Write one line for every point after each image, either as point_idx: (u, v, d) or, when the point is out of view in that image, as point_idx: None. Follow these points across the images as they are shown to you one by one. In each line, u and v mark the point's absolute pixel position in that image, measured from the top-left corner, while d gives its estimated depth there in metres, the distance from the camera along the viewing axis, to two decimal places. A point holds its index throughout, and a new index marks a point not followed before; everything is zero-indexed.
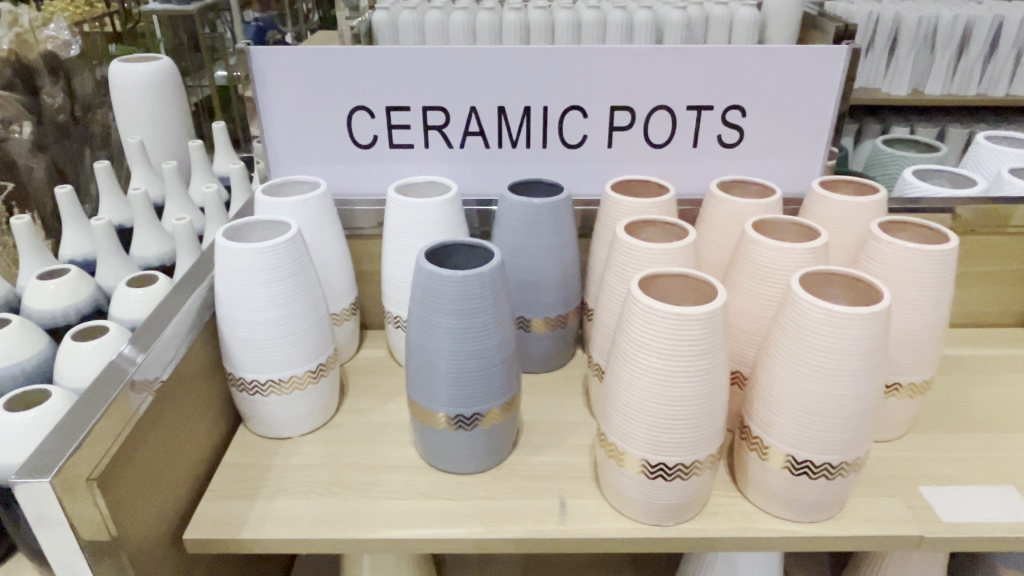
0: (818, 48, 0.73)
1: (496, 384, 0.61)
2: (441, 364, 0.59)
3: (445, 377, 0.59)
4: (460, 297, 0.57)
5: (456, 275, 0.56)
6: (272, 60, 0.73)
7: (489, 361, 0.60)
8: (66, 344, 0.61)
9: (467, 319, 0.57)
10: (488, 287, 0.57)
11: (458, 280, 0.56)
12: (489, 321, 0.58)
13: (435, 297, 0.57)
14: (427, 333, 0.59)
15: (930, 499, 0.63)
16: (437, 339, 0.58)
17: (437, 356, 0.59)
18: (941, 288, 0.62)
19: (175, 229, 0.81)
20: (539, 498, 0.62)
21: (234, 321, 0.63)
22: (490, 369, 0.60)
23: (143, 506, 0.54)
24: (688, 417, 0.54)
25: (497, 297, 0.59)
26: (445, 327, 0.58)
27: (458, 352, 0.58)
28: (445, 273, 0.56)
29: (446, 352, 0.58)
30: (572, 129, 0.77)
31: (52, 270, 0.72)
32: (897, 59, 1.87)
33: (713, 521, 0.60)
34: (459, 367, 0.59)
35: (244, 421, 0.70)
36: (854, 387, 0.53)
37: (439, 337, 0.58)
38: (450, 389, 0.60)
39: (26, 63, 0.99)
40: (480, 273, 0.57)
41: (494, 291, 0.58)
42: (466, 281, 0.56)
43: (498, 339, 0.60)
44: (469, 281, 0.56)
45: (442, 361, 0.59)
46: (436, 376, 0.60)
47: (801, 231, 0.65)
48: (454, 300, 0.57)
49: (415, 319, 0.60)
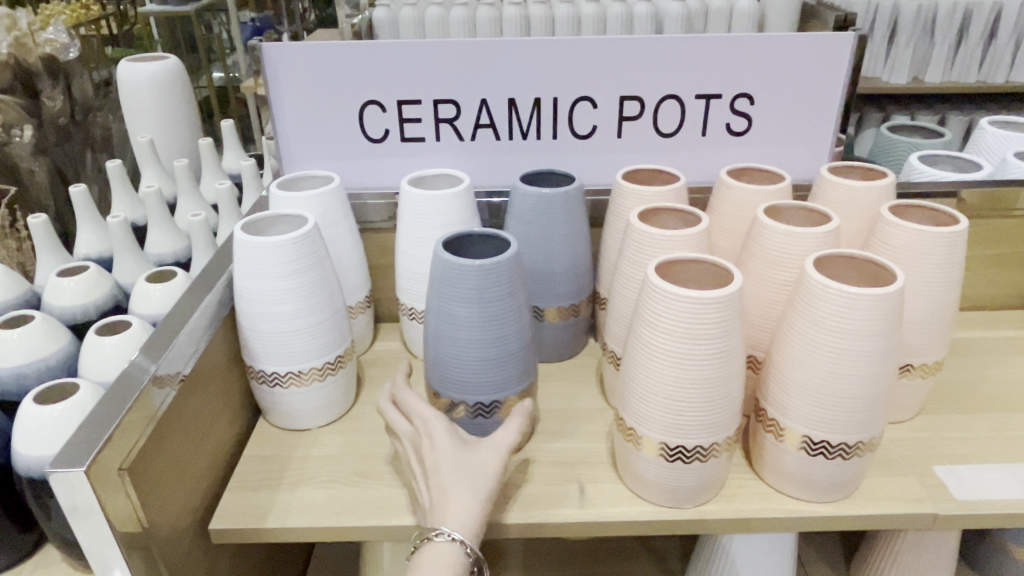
0: (827, 35, 0.73)
1: (515, 373, 0.62)
2: (460, 353, 0.60)
3: (464, 364, 0.60)
4: (477, 286, 0.57)
5: (475, 264, 0.57)
6: (284, 55, 0.73)
7: (508, 349, 0.60)
8: (90, 339, 0.61)
9: (487, 307, 0.58)
10: (506, 273, 0.58)
11: (475, 269, 0.57)
12: (507, 309, 0.59)
13: (454, 287, 0.58)
14: (445, 323, 0.60)
15: (944, 478, 0.63)
16: (455, 328, 0.59)
17: (455, 344, 0.60)
18: (952, 270, 0.63)
19: (190, 225, 0.82)
20: (557, 484, 0.63)
21: (253, 313, 0.63)
22: (506, 356, 0.61)
23: (169, 498, 0.55)
24: (705, 400, 0.54)
25: (514, 286, 0.59)
26: (464, 316, 0.59)
27: (478, 340, 0.59)
28: (462, 262, 0.57)
29: (466, 341, 0.59)
30: (581, 120, 0.78)
31: (71, 268, 0.72)
32: (894, 48, 1.88)
33: (730, 502, 0.61)
34: (479, 354, 0.60)
35: (264, 415, 0.71)
36: (868, 367, 0.54)
37: (457, 325, 0.59)
38: (470, 376, 0.61)
39: (26, 67, 0.98)
40: (495, 261, 0.58)
41: (511, 279, 0.59)
42: (482, 270, 0.57)
43: (516, 328, 0.60)
44: (487, 268, 0.57)
45: (461, 349, 0.60)
46: (455, 364, 0.60)
47: (811, 215, 0.65)
48: (471, 289, 0.58)
49: (433, 310, 0.60)
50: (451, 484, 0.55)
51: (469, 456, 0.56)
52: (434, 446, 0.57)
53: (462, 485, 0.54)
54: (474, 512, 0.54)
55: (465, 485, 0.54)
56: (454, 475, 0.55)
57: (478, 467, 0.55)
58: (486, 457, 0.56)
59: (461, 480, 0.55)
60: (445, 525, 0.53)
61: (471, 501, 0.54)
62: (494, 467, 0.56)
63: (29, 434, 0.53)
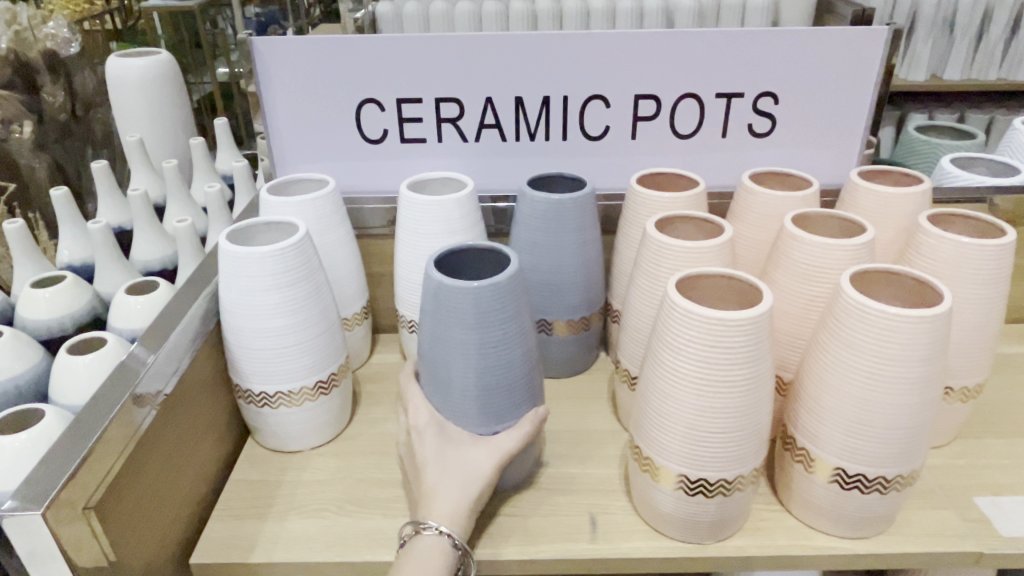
0: (859, 30, 0.68)
1: (521, 400, 0.57)
2: (460, 378, 0.55)
3: (466, 393, 0.55)
4: (474, 310, 0.53)
5: (472, 286, 0.52)
6: (276, 50, 0.69)
7: (513, 375, 0.56)
8: (61, 358, 0.57)
9: (488, 334, 0.53)
10: (506, 295, 0.53)
11: (472, 291, 0.52)
12: (510, 333, 0.54)
13: (450, 309, 0.53)
14: (442, 345, 0.55)
15: (987, 512, 0.58)
16: (451, 354, 0.54)
17: (455, 370, 0.55)
18: (997, 286, 0.58)
19: (176, 232, 0.77)
20: (567, 515, 0.59)
21: (240, 329, 0.59)
22: (509, 384, 0.56)
23: (144, 530, 0.50)
24: (730, 431, 0.50)
25: (516, 308, 0.55)
26: (464, 343, 0.54)
27: (480, 369, 0.54)
28: (458, 283, 0.52)
29: (467, 368, 0.54)
30: (593, 120, 0.73)
31: (47, 278, 0.68)
32: (913, 45, 1.82)
33: (755, 538, 0.56)
34: (480, 385, 0.55)
35: (253, 436, 0.66)
36: (911, 396, 0.49)
37: (453, 351, 0.54)
38: (474, 407, 0.56)
39: (26, 62, 0.93)
40: (495, 281, 0.53)
41: (513, 302, 0.54)
42: (480, 292, 0.52)
43: (520, 354, 0.56)
44: (485, 291, 0.52)
45: (461, 375, 0.55)
46: (454, 390, 0.56)
47: (843, 225, 0.60)
48: (469, 313, 0.53)
49: (429, 329, 0.55)
50: (440, 482, 0.53)
51: (460, 454, 0.55)
52: (424, 441, 0.55)
53: (451, 482, 0.53)
54: (463, 508, 0.53)
55: (454, 483, 0.53)
56: (442, 472, 0.54)
57: (468, 467, 0.54)
58: (479, 455, 0.55)
59: (451, 479, 0.53)
60: (430, 520, 0.52)
61: (460, 497, 0.53)
62: (487, 467, 0.54)
63: None
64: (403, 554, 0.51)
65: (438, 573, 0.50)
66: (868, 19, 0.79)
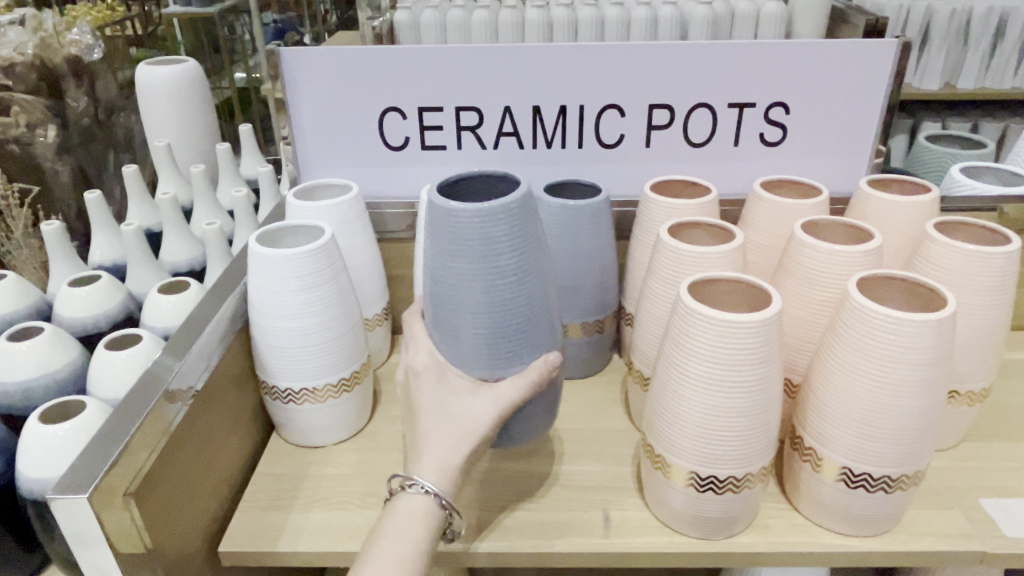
0: (869, 42, 0.70)
1: (538, 337, 0.54)
2: (468, 314, 0.52)
3: (476, 327, 0.52)
4: (483, 232, 0.50)
5: (480, 206, 0.49)
6: (302, 60, 0.71)
7: (525, 308, 0.53)
8: (99, 353, 0.59)
9: (499, 262, 0.51)
10: (517, 217, 0.51)
11: (480, 212, 0.49)
12: (522, 261, 0.51)
13: (455, 237, 0.50)
14: (448, 282, 0.52)
15: (992, 513, 0.60)
16: (459, 284, 0.51)
17: (464, 302, 0.52)
18: (1003, 293, 0.59)
19: (205, 234, 0.80)
20: (581, 511, 0.61)
21: (267, 328, 0.61)
22: (521, 318, 0.53)
23: (177, 519, 0.53)
24: (740, 429, 0.51)
25: (530, 236, 0.52)
26: (473, 273, 0.51)
27: (489, 298, 0.52)
28: (464, 205, 0.49)
29: (474, 300, 0.52)
30: (608, 129, 0.75)
31: (83, 277, 0.71)
32: (927, 53, 1.83)
33: (764, 535, 0.58)
34: (491, 317, 0.52)
35: (278, 431, 0.69)
36: (916, 398, 0.51)
37: (461, 280, 0.51)
38: (483, 343, 0.53)
39: (51, 67, 0.96)
40: (505, 202, 0.50)
41: (525, 227, 0.51)
42: (490, 213, 0.49)
43: (535, 286, 0.53)
44: (493, 211, 0.50)
45: (471, 310, 0.52)
46: (462, 327, 0.53)
47: (852, 232, 0.62)
48: (477, 237, 0.50)
49: (435, 270, 0.52)
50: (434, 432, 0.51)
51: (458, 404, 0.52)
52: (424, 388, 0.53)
53: (446, 434, 0.51)
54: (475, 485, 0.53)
55: (447, 435, 0.51)
56: (437, 423, 0.51)
57: (466, 418, 0.51)
58: (479, 406, 0.52)
59: (445, 429, 0.51)
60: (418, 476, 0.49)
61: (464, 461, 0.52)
62: (486, 417, 0.51)
63: (35, 452, 0.51)
64: (389, 511, 0.49)
65: (422, 536, 0.48)
66: (881, 29, 0.80)
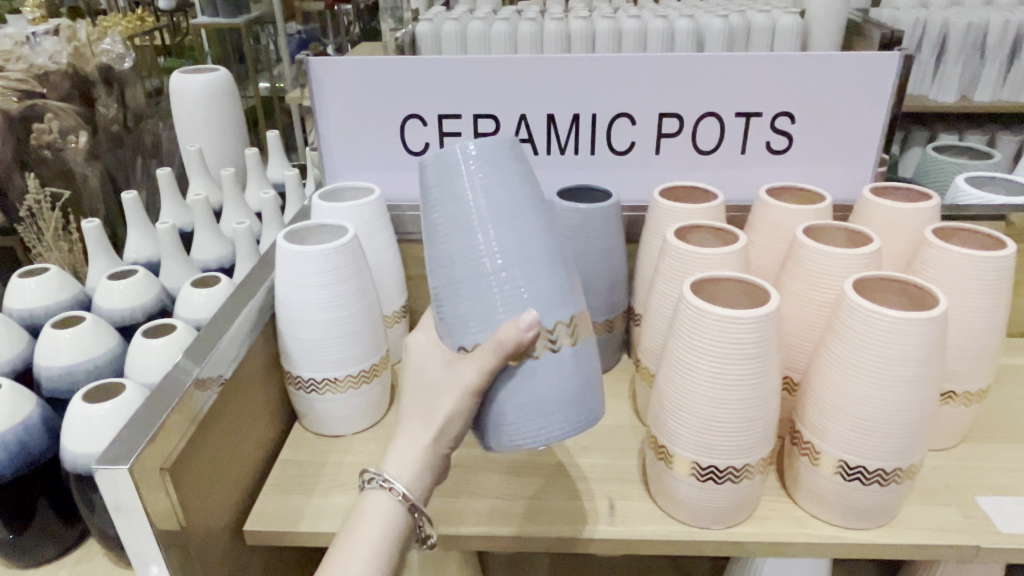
0: (873, 54, 0.73)
1: (542, 279, 0.51)
2: (472, 252, 0.52)
3: (481, 266, 0.51)
4: (481, 161, 0.52)
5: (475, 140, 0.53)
6: (330, 68, 0.75)
7: (530, 242, 0.52)
8: (137, 341, 0.63)
9: (497, 192, 0.52)
10: (512, 154, 0.54)
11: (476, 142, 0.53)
12: (522, 196, 0.53)
13: (452, 176, 0.53)
14: (450, 223, 0.52)
15: (987, 510, 0.62)
16: (462, 220, 0.52)
17: (468, 240, 0.52)
18: (998, 296, 0.61)
19: (235, 234, 0.84)
20: (587, 499, 0.63)
21: (292, 319, 0.65)
22: (527, 253, 0.51)
23: (206, 498, 0.56)
24: (739, 421, 0.54)
25: (528, 178, 0.54)
26: (472, 207, 0.52)
27: (491, 231, 0.51)
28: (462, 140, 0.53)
29: (477, 234, 0.51)
30: (620, 136, 0.78)
31: (120, 272, 0.75)
32: (943, 66, 1.84)
33: (763, 526, 0.60)
34: (495, 252, 0.51)
35: (300, 420, 0.72)
36: (908, 394, 0.53)
37: (464, 214, 0.52)
38: (490, 282, 0.51)
39: (84, 75, 1.00)
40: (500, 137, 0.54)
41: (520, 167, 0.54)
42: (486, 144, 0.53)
43: (536, 223, 0.52)
44: (489, 144, 0.53)
45: (473, 245, 0.51)
46: (468, 266, 0.52)
47: (853, 237, 0.64)
48: (476, 165, 0.52)
49: (434, 224, 0.53)
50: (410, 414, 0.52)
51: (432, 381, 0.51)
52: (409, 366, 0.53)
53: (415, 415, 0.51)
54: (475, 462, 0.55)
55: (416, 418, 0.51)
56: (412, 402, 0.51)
57: (434, 396, 0.51)
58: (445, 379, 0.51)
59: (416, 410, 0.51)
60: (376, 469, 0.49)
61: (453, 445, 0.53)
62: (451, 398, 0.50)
63: (78, 429, 0.55)
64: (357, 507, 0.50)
65: (380, 532, 0.48)
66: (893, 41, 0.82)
